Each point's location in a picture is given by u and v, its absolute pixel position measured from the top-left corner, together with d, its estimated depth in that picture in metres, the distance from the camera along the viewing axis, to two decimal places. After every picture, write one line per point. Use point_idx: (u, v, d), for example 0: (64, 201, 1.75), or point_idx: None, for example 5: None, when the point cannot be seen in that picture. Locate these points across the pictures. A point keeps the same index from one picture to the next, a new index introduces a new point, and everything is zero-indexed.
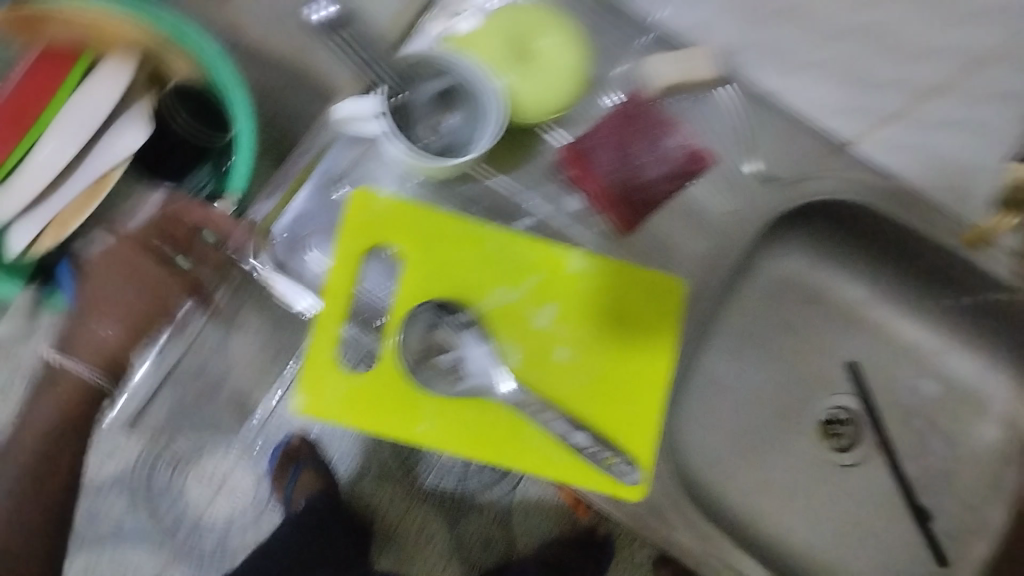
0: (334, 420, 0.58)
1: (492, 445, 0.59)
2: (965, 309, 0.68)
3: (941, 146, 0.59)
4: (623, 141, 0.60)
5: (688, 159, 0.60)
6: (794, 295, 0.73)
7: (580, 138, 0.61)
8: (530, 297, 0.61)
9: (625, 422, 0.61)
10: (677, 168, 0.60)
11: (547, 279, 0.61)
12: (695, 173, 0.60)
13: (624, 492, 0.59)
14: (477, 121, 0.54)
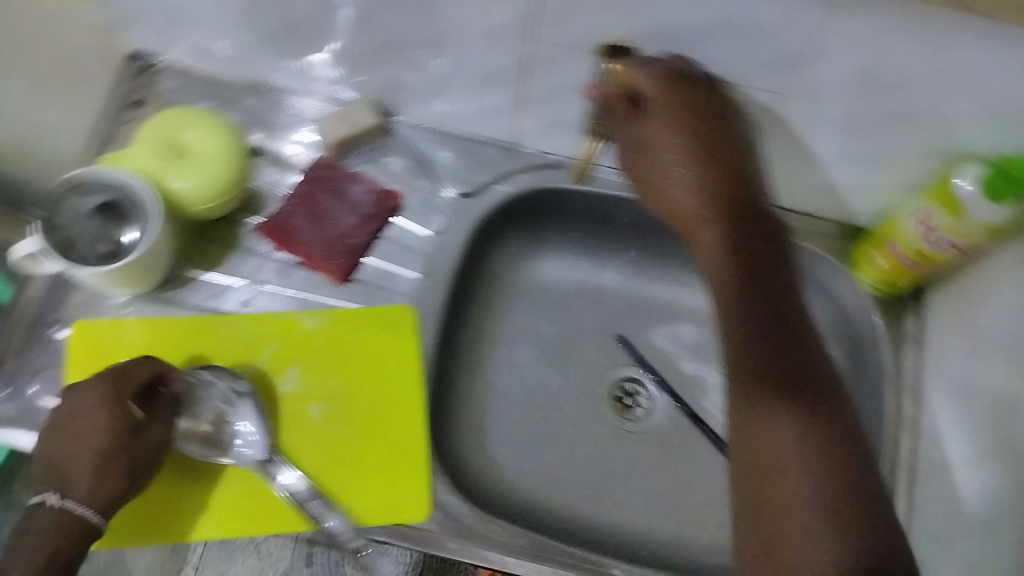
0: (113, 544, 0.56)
1: (257, 517, 0.58)
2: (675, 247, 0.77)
3: (569, 113, 0.66)
4: (313, 203, 0.67)
5: (375, 201, 0.68)
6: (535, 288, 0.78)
7: (274, 215, 0.66)
8: (269, 368, 0.62)
9: (394, 450, 0.61)
10: (367, 212, 0.68)
11: (282, 345, 0.63)
12: (384, 210, 0.68)
13: (410, 514, 0.59)
14: (144, 220, 0.59)
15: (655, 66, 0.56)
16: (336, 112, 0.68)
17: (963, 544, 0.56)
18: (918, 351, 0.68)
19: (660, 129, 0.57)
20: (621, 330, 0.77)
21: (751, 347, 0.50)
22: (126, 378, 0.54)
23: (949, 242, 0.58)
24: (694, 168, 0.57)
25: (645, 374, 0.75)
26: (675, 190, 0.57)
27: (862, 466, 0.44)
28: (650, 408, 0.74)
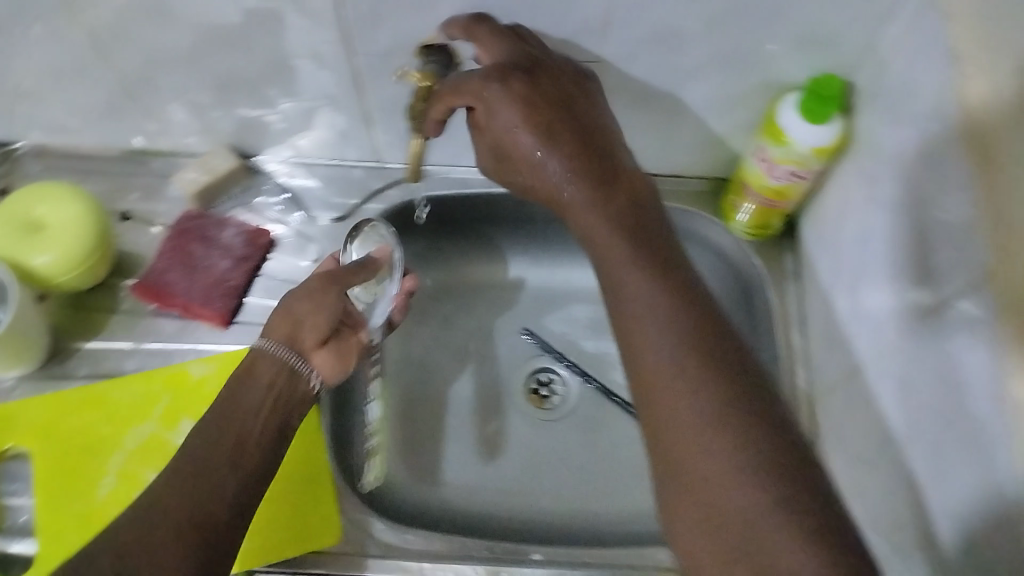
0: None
1: None
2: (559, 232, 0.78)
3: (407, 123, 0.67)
4: (184, 256, 0.67)
5: (246, 242, 0.69)
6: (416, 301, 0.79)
7: (146, 275, 0.67)
8: (162, 424, 0.62)
9: (301, 480, 0.62)
10: (240, 254, 0.68)
11: (174, 399, 0.63)
12: (258, 248, 0.69)
13: (321, 539, 0.59)
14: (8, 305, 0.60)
15: (503, 44, 0.54)
16: (195, 162, 0.70)
17: (853, 460, 0.57)
18: (798, 286, 0.69)
19: (507, 111, 0.54)
20: (525, 323, 0.78)
21: (645, 313, 0.49)
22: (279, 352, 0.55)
23: (787, 170, 0.60)
24: (560, 147, 0.54)
25: (555, 362, 0.76)
26: (533, 165, 0.55)
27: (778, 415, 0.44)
28: (566, 396, 0.75)
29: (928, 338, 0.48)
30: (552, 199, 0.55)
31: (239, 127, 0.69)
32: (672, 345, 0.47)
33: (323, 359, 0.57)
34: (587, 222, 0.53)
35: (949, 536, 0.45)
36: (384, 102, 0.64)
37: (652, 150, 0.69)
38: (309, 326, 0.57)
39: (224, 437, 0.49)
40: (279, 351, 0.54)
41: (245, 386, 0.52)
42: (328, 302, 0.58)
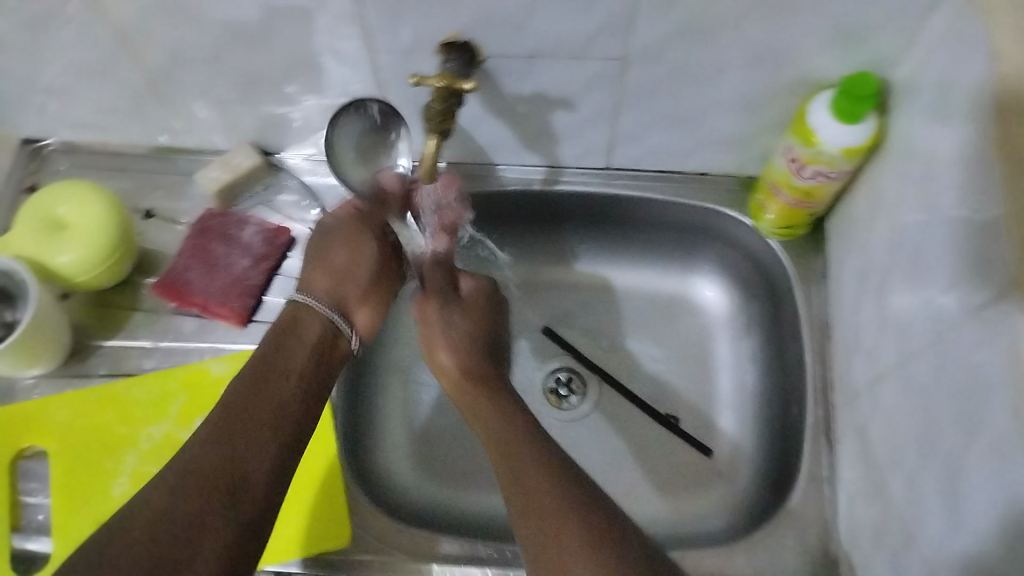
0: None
1: None
2: (582, 231, 0.77)
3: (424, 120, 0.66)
4: (204, 256, 0.67)
5: (265, 241, 0.68)
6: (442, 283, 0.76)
7: (167, 273, 0.67)
8: (178, 424, 0.63)
9: (314, 485, 0.62)
10: (258, 253, 0.68)
11: (189, 398, 0.64)
12: (276, 248, 0.69)
13: (327, 544, 0.60)
14: (29, 298, 0.61)
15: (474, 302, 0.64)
16: (216, 159, 0.69)
17: (875, 472, 0.55)
18: (826, 288, 0.67)
19: (466, 321, 0.62)
20: (547, 323, 0.78)
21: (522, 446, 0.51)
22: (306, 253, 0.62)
23: (817, 170, 0.58)
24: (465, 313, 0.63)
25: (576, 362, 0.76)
26: (441, 338, 0.62)
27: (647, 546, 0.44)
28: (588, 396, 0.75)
29: (954, 351, 0.46)
30: (429, 342, 0.63)
31: (260, 124, 0.69)
32: (535, 457, 0.50)
33: (364, 318, 0.64)
34: (447, 371, 0.60)
35: (964, 558, 0.43)
36: (404, 99, 0.63)
37: (678, 148, 0.68)
38: (348, 281, 0.63)
39: (240, 453, 0.49)
40: (322, 311, 0.61)
41: (290, 342, 0.57)
42: (363, 254, 0.64)
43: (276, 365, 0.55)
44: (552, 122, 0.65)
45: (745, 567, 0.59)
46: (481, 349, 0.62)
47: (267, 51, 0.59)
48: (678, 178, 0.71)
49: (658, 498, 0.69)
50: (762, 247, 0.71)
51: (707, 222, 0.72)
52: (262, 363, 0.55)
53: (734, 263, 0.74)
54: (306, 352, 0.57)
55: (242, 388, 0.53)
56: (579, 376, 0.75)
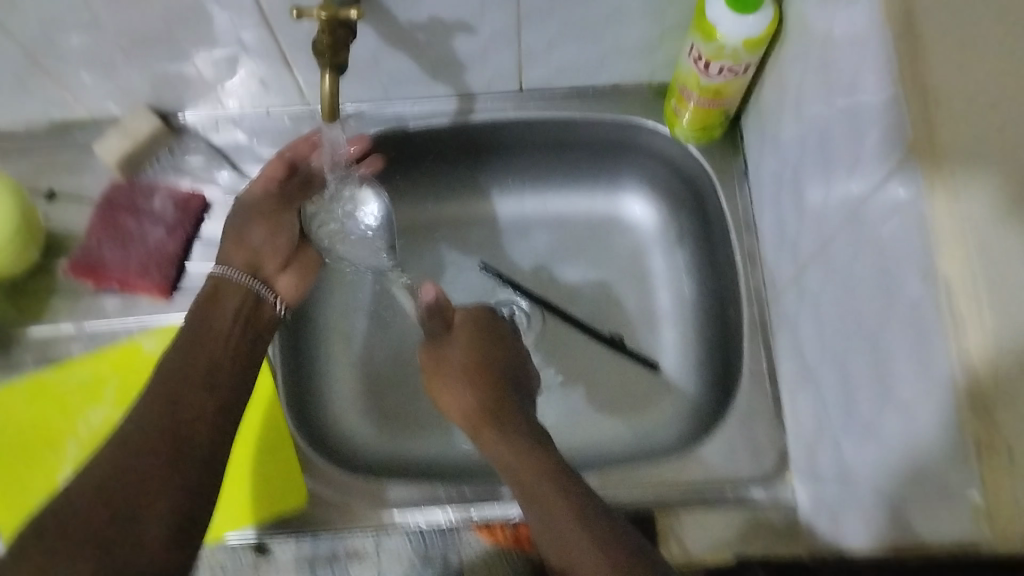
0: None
1: None
2: (505, 161, 0.76)
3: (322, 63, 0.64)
4: (116, 232, 0.65)
5: (178, 207, 0.66)
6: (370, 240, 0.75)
7: (80, 253, 0.65)
8: (116, 407, 0.62)
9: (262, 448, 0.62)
10: (172, 220, 0.66)
11: (123, 379, 0.62)
12: (190, 214, 0.67)
13: (283, 505, 0.60)
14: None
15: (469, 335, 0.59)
16: (114, 129, 0.67)
17: (809, 359, 0.56)
18: (749, 187, 0.67)
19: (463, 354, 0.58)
20: (482, 258, 0.77)
21: (544, 482, 0.49)
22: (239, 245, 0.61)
23: (722, 66, 0.58)
24: (459, 340, 0.59)
25: (514, 292, 0.75)
26: (439, 370, 0.59)
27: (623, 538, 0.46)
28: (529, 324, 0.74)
29: (866, 227, 0.47)
30: (434, 377, 0.59)
31: (154, 86, 0.66)
32: (551, 489, 0.49)
33: (287, 284, 0.63)
34: (458, 413, 0.57)
35: (891, 426, 0.44)
36: (298, 42, 0.61)
37: (586, 62, 0.66)
38: (268, 253, 0.62)
39: (176, 407, 0.51)
40: (245, 283, 0.60)
41: (212, 315, 0.57)
42: (281, 229, 0.62)
43: (202, 332, 0.56)
44: (454, 49, 0.64)
45: (695, 470, 0.60)
46: (492, 376, 0.57)
47: (143, 6, 0.57)
48: (591, 95, 0.70)
49: (610, 415, 0.70)
50: (682, 155, 0.70)
51: (626, 136, 0.72)
52: (194, 327, 0.56)
53: (658, 174, 0.74)
54: (229, 316, 0.57)
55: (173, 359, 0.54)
56: (518, 306, 0.75)
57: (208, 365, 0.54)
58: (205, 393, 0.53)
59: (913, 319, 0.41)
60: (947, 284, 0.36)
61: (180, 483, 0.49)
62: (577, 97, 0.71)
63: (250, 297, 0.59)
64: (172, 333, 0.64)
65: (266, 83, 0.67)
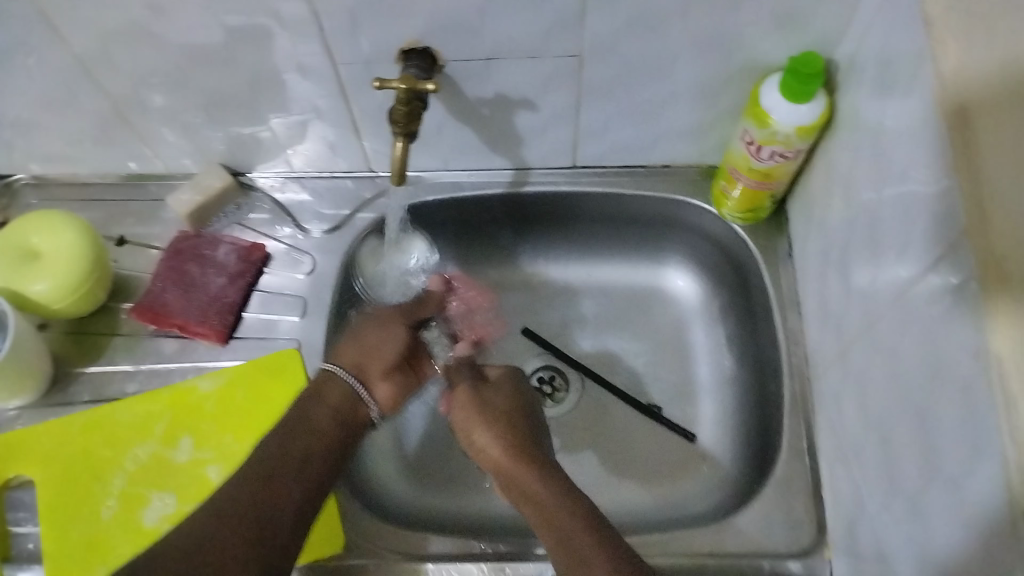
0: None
1: None
2: (553, 232, 0.79)
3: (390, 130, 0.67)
4: (179, 276, 0.68)
5: (241, 259, 0.69)
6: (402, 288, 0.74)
7: (144, 296, 0.67)
8: (163, 443, 0.63)
9: None
10: (234, 270, 0.68)
11: (172, 417, 0.64)
12: (251, 265, 0.69)
13: (321, 548, 0.60)
14: (6, 330, 0.61)
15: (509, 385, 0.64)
16: (187, 182, 0.70)
17: (851, 437, 0.57)
18: (793, 267, 0.69)
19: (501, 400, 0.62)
20: (525, 324, 0.79)
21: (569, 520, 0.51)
22: (376, 354, 0.64)
23: (773, 150, 0.60)
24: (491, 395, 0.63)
25: (556, 360, 0.77)
26: (467, 415, 0.61)
27: None
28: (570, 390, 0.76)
29: (915, 309, 0.48)
30: (463, 425, 0.61)
31: (229, 145, 0.70)
32: (577, 530, 0.51)
33: (385, 392, 0.64)
34: (485, 456, 0.59)
35: (937, 503, 0.45)
36: (369, 111, 0.65)
37: (639, 141, 0.69)
38: (374, 358, 0.64)
39: (274, 489, 0.52)
40: (344, 378, 0.61)
41: (312, 406, 0.58)
42: (393, 335, 0.66)
43: (300, 425, 0.57)
44: (515, 123, 0.67)
45: (733, 543, 0.60)
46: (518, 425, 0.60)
47: (232, 71, 0.61)
48: (642, 173, 0.73)
49: (646, 486, 0.70)
50: (727, 233, 0.72)
51: (673, 212, 0.74)
52: (291, 417, 0.57)
53: (702, 251, 0.76)
54: (328, 412, 0.59)
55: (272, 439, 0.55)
56: (561, 373, 0.76)
57: (305, 451, 0.55)
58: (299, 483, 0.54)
59: (962, 398, 0.42)
60: (1001, 361, 0.38)
61: (260, 557, 0.48)
62: (628, 174, 0.73)
63: (354, 403, 0.61)
64: (226, 379, 0.65)
65: (334, 146, 0.70)
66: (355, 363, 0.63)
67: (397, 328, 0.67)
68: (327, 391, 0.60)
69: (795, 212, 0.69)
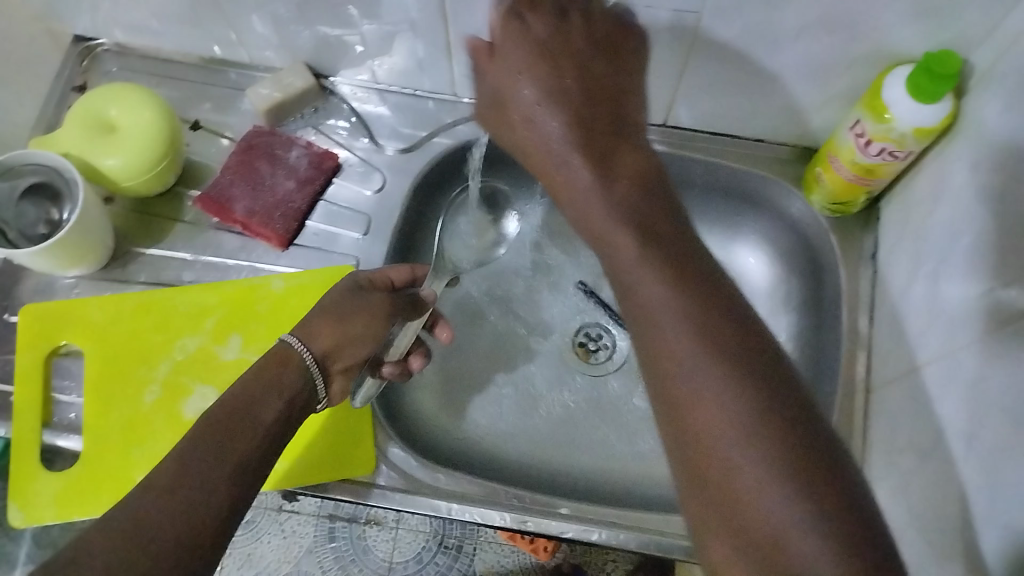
0: (58, 520, 0.57)
1: None
2: None
3: None
4: (248, 173, 0.66)
5: (312, 165, 0.68)
6: (287, 83, 0.68)
7: (210, 187, 0.66)
8: (212, 338, 0.63)
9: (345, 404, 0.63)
10: (304, 176, 0.67)
11: (225, 314, 0.64)
12: (322, 173, 0.68)
13: (351, 466, 0.61)
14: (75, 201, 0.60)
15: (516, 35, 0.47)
16: (271, 77, 0.68)
17: (906, 457, 0.55)
18: (873, 269, 0.66)
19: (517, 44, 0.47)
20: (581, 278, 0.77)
21: (653, 307, 0.39)
22: (339, 324, 0.53)
23: (884, 147, 0.56)
24: (541, 76, 0.46)
25: (609, 316, 0.76)
26: (543, 141, 0.46)
27: (802, 422, 0.34)
28: (616, 350, 0.74)
29: (1010, 345, 0.45)
30: (550, 174, 0.46)
31: (317, 47, 0.68)
32: (745, 439, 0.34)
33: (339, 388, 0.54)
34: (614, 219, 0.42)
35: (994, 551, 0.43)
36: (466, 34, 0.62)
37: (738, 109, 0.66)
38: (345, 349, 0.53)
39: (204, 477, 0.41)
40: (303, 359, 0.50)
41: (270, 395, 0.47)
42: (371, 335, 0.54)
43: (242, 415, 0.45)
44: None
45: None
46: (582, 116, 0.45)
47: None
48: (734, 146, 0.70)
49: None
50: (811, 221, 0.69)
51: (757, 187, 0.71)
52: (233, 405, 0.45)
53: (779, 231, 0.73)
54: (282, 409, 0.47)
55: (223, 408, 0.45)
56: (612, 331, 0.75)
57: (218, 472, 0.41)
58: (227, 493, 0.41)
59: None
60: None
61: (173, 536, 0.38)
62: (721, 144, 0.70)
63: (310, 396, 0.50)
64: (281, 288, 0.65)
65: (423, 63, 0.67)
66: (330, 344, 0.52)
67: (376, 315, 0.54)
68: (290, 380, 0.49)
69: (891, 215, 0.65)
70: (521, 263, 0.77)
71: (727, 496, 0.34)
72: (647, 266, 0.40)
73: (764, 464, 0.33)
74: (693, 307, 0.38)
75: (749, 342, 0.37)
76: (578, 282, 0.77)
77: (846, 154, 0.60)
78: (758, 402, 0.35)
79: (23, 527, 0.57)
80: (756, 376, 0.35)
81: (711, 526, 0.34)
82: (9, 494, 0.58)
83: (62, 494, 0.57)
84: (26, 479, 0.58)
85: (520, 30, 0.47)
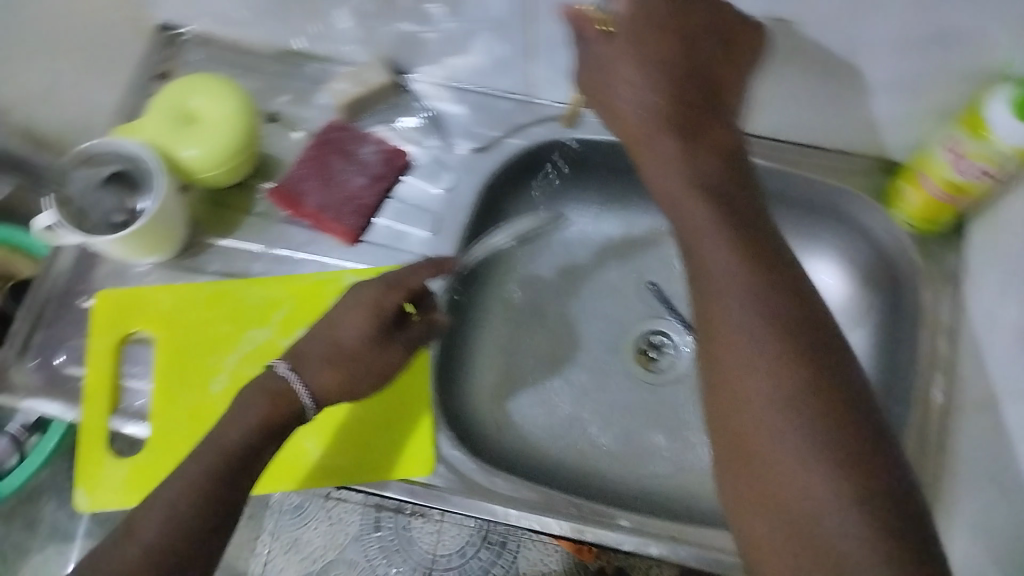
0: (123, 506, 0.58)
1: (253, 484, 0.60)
2: None
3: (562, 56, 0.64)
4: (320, 168, 0.66)
5: (384, 162, 0.68)
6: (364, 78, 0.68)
7: (285, 181, 0.66)
8: (280, 331, 0.63)
9: (408, 405, 0.63)
10: (376, 172, 0.67)
11: (294, 308, 0.64)
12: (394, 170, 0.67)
13: (411, 466, 0.61)
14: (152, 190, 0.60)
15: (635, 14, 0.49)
16: (348, 73, 0.69)
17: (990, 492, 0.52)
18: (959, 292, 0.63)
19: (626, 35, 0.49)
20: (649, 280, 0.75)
21: (723, 291, 0.44)
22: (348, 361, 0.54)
23: (980, 164, 0.54)
24: (643, 66, 0.49)
25: (673, 327, 0.74)
26: (634, 112, 0.49)
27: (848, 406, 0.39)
28: (679, 361, 0.72)
29: None
30: (633, 143, 0.50)
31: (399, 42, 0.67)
32: (788, 416, 0.39)
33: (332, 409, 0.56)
34: (696, 207, 0.47)
35: None
36: (546, 32, 0.61)
37: (823, 119, 0.64)
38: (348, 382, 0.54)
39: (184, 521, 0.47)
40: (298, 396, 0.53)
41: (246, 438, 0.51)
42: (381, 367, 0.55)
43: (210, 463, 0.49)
44: None
45: None
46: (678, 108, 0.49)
47: None
48: (814, 158, 0.68)
49: None
50: (893, 239, 0.66)
51: (837, 201, 0.68)
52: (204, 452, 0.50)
53: (856, 250, 0.69)
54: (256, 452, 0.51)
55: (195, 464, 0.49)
56: (676, 344, 0.73)
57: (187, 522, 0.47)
58: (200, 537, 0.48)
59: None
60: None
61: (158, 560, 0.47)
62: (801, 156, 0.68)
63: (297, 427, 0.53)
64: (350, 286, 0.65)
65: (501, 62, 0.67)
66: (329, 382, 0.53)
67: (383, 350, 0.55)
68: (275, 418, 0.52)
69: (981, 237, 0.62)
70: (587, 269, 0.76)
71: (759, 471, 0.40)
72: (723, 253, 0.45)
73: (808, 448, 0.38)
74: (760, 297, 0.43)
75: (805, 327, 0.42)
76: (644, 292, 0.75)
77: (938, 172, 0.58)
78: (806, 387, 0.40)
79: (88, 511, 0.58)
80: (809, 361, 0.41)
81: (744, 495, 0.40)
82: (76, 477, 0.59)
83: (128, 481, 0.58)
84: (93, 464, 0.59)
85: (637, 18, 0.49)
